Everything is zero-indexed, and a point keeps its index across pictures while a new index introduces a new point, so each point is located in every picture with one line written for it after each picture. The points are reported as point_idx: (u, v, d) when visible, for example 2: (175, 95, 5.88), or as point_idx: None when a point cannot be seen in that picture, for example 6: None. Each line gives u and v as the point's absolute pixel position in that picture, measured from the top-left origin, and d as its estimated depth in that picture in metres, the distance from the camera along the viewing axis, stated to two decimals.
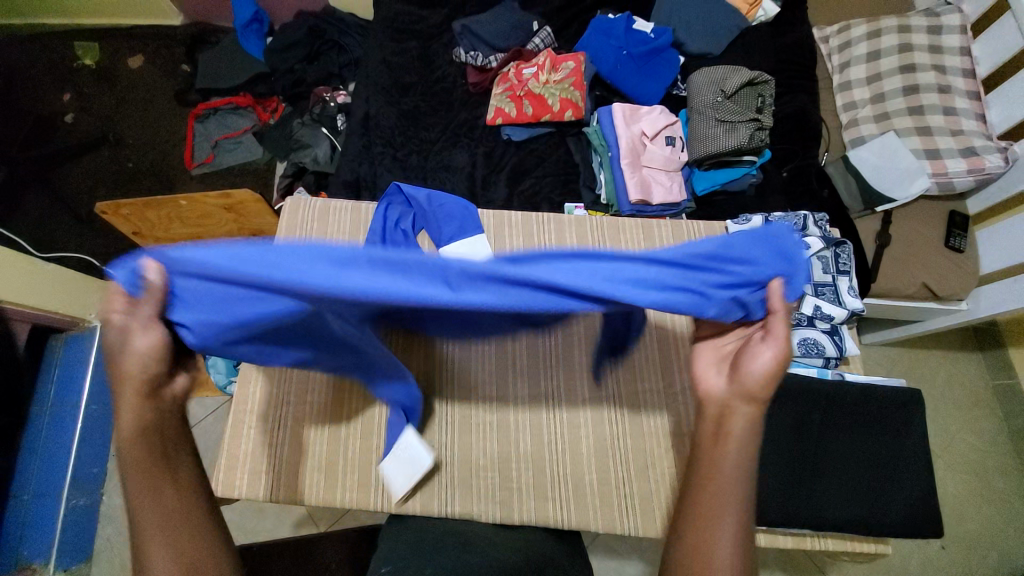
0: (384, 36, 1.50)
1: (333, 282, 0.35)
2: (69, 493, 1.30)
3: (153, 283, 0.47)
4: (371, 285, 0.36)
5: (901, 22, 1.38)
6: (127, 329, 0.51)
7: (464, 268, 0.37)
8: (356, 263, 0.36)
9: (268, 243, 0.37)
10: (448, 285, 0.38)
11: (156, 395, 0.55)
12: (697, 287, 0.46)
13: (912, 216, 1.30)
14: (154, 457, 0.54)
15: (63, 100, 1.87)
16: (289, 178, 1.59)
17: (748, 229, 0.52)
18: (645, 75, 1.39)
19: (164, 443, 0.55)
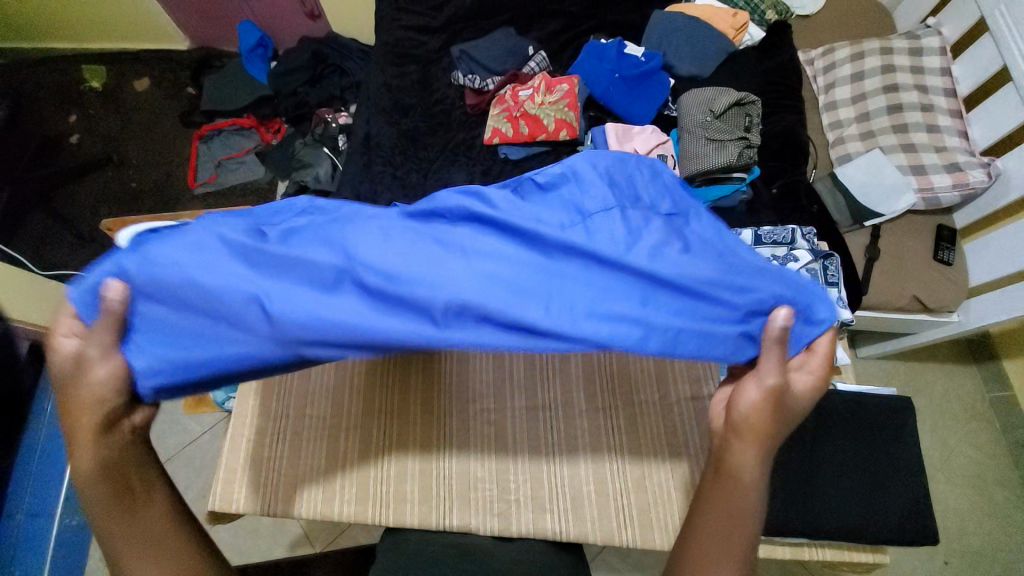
0: (385, 61, 1.56)
1: (324, 312, 0.46)
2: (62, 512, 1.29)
3: (108, 311, 0.47)
4: (358, 316, 0.46)
5: (883, 44, 1.44)
6: (87, 359, 0.49)
7: (448, 309, 0.46)
8: (344, 294, 0.47)
9: (276, 282, 0.47)
10: (438, 324, 0.46)
11: (111, 426, 0.53)
12: (699, 330, 0.50)
13: (899, 230, 1.33)
14: (121, 491, 0.55)
15: (69, 122, 1.92)
16: (291, 197, 1.63)
17: (749, 260, 0.54)
18: (637, 97, 1.44)
19: (129, 477, 0.56)
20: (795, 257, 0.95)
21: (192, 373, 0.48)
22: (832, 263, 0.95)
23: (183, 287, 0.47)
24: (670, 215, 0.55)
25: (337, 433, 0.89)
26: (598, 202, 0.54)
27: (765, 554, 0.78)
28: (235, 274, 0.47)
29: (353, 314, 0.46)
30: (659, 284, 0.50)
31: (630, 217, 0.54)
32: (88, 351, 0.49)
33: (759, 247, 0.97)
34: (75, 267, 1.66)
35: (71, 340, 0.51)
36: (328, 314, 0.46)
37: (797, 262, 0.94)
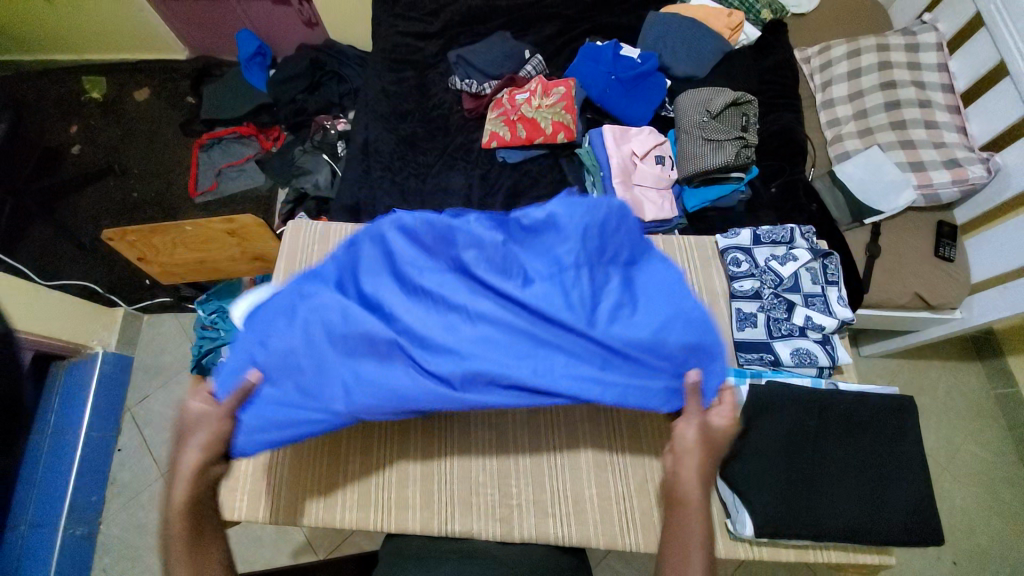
0: (382, 67, 1.56)
1: (390, 385, 0.64)
2: (67, 523, 1.30)
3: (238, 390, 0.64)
4: (413, 387, 0.64)
5: (879, 42, 1.44)
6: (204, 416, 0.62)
7: (471, 381, 0.64)
8: (403, 370, 0.65)
9: (354, 359, 0.65)
10: (464, 391, 0.65)
11: (200, 474, 0.60)
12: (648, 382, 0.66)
13: (899, 227, 1.32)
14: (192, 533, 0.59)
15: (70, 132, 1.93)
16: (291, 204, 1.63)
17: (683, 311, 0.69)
18: (634, 98, 1.44)
19: (202, 520, 0.60)
20: (795, 256, 0.93)
21: (288, 429, 0.65)
22: (831, 261, 0.94)
23: (293, 363, 0.65)
24: (628, 263, 0.71)
25: (337, 440, 0.88)
26: (570, 255, 0.68)
27: (768, 555, 0.78)
28: (320, 351, 0.66)
29: (401, 377, 0.64)
30: (618, 346, 0.66)
31: (596, 273, 0.70)
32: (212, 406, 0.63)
33: (758, 246, 0.97)
34: (78, 277, 1.67)
35: (200, 402, 0.63)
36: (393, 384, 0.64)
37: (796, 260, 0.93)
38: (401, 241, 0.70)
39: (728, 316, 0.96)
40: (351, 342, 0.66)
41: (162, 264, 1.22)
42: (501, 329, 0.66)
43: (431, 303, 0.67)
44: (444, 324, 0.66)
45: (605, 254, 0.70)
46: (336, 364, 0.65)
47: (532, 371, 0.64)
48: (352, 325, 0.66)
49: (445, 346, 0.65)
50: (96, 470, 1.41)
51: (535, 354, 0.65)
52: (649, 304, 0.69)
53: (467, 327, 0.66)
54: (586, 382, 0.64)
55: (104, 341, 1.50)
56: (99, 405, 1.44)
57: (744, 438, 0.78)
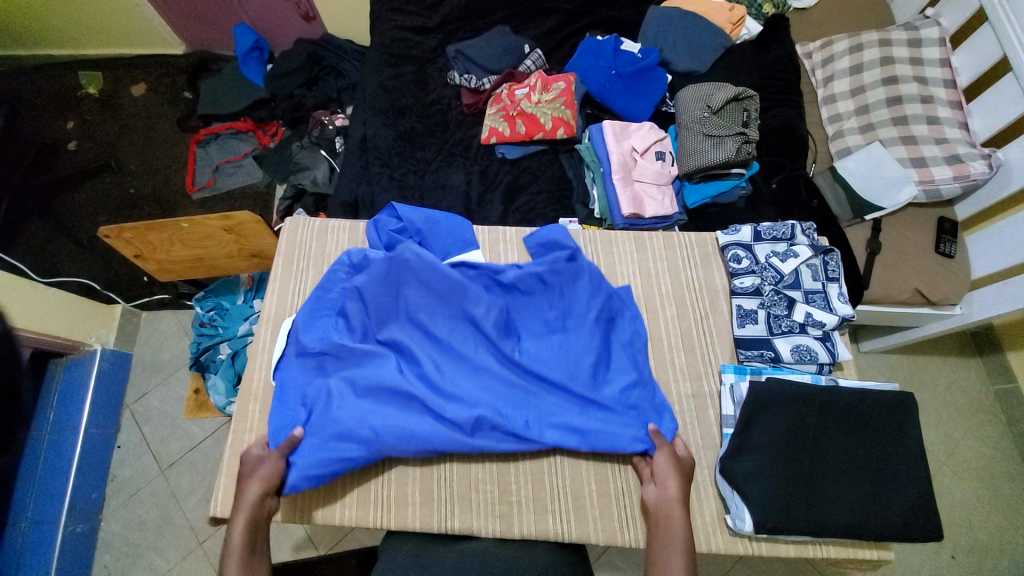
0: (381, 62, 1.55)
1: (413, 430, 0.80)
2: (66, 520, 1.31)
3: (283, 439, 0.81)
4: (431, 429, 0.80)
5: (881, 36, 1.43)
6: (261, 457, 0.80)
7: (477, 426, 0.81)
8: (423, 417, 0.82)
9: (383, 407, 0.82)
10: (471, 434, 0.81)
11: (256, 505, 0.76)
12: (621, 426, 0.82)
13: (900, 223, 1.32)
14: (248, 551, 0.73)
15: (67, 128, 1.92)
16: (289, 200, 1.62)
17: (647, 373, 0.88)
18: (634, 93, 1.43)
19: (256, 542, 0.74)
20: (795, 253, 0.93)
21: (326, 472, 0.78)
22: (832, 258, 0.94)
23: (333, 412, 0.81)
24: (606, 323, 0.90)
25: None
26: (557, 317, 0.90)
27: (767, 552, 0.78)
28: (357, 398, 0.83)
29: (423, 423, 0.81)
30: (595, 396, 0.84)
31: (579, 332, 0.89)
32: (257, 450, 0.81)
33: (758, 243, 0.96)
34: (75, 274, 1.66)
35: (257, 448, 0.81)
36: (415, 428, 0.80)
37: (797, 257, 0.92)
38: (420, 304, 0.89)
39: (728, 314, 0.96)
40: (380, 385, 0.83)
41: (159, 261, 1.21)
42: (499, 381, 0.85)
43: (446, 356, 0.87)
44: (454, 375, 0.86)
45: (582, 314, 0.90)
46: (368, 406, 0.82)
47: (526, 420, 0.82)
48: (384, 373, 0.84)
49: (458, 393, 0.84)
50: (95, 468, 1.41)
51: (528, 403, 0.84)
52: (621, 358, 0.88)
53: (474, 379, 0.85)
54: (570, 428, 0.82)
55: (102, 338, 1.49)
56: (98, 403, 1.44)
57: (743, 434, 0.79)
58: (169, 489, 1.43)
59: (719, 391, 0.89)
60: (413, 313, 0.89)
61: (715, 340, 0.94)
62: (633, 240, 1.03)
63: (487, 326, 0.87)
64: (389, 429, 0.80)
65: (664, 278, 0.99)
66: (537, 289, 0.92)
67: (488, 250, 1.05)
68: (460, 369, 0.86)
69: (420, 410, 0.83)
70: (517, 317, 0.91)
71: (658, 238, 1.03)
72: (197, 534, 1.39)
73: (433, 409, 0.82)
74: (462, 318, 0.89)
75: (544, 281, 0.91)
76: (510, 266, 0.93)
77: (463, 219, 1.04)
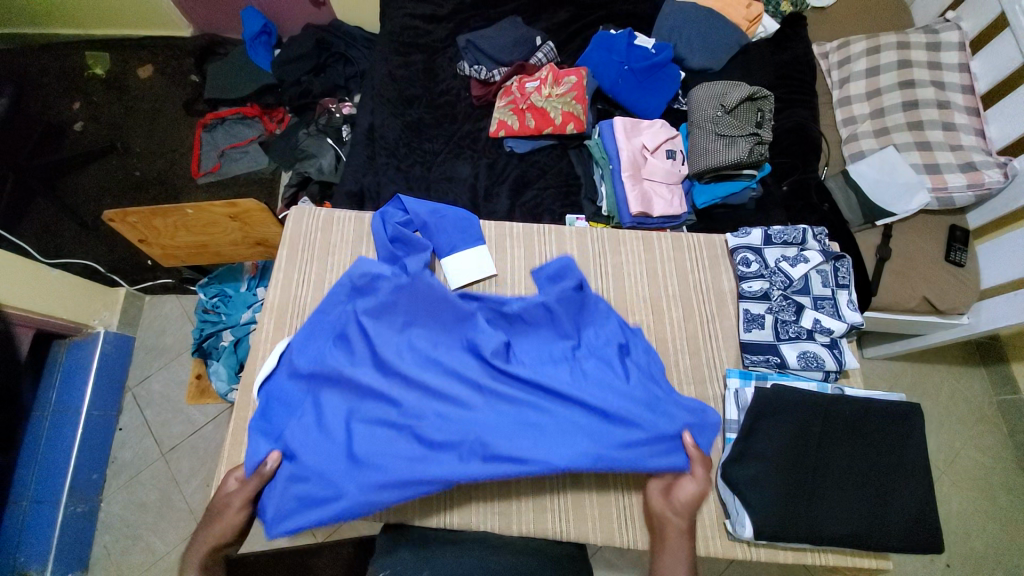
0: (390, 50, 1.53)
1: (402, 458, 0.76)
2: (67, 500, 1.32)
3: (266, 469, 0.79)
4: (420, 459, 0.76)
5: (900, 39, 1.40)
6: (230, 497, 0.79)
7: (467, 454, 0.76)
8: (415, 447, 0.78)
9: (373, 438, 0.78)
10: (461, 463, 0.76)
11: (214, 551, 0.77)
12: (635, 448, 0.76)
13: (911, 230, 1.30)
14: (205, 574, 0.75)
15: (73, 109, 1.91)
16: (294, 187, 1.61)
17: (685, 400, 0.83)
18: (647, 90, 1.41)
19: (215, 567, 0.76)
20: (806, 257, 0.92)
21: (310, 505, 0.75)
22: (843, 264, 0.92)
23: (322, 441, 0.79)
24: (623, 349, 0.86)
25: None
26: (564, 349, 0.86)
27: (766, 558, 0.78)
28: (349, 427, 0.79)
29: (413, 453, 0.77)
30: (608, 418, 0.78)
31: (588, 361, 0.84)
32: (229, 481, 0.81)
33: (769, 247, 0.94)
34: (80, 256, 1.66)
35: (234, 480, 0.81)
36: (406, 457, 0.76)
37: (807, 262, 0.91)
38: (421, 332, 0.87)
39: (735, 317, 0.95)
40: (372, 418, 0.80)
41: (164, 246, 1.20)
42: (498, 406, 0.79)
43: (445, 383, 0.81)
44: (448, 406, 0.79)
45: (591, 346, 0.86)
46: (363, 431, 0.78)
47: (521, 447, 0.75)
48: (379, 405, 0.81)
49: (451, 428, 0.78)
50: (96, 449, 1.42)
51: (527, 436, 0.76)
52: (637, 378, 0.82)
53: (467, 414, 0.78)
54: (580, 458, 0.75)
55: (105, 321, 1.49)
56: (100, 385, 1.44)
57: (745, 440, 0.78)
58: (169, 472, 1.45)
59: (722, 396, 0.88)
60: (415, 338, 0.85)
61: (721, 343, 0.93)
62: (641, 239, 1.02)
63: (489, 354, 0.83)
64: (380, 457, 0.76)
65: (672, 278, 0.99)
66: (543, 321, 0.89)
67: (494, 245, 1.04)
68: (456, 400, 0.80)
69: (412, 439, 0.78)
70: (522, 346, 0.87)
71: (667, 238, 1.02)
72: (197, 517, 1.40)
73: (427, 436, 0.77)
74: (465, 345, 0.86)
75: (550, 311, 0.87)
76: (516, 299, 0.91)
77: (468, 212, 1.03)
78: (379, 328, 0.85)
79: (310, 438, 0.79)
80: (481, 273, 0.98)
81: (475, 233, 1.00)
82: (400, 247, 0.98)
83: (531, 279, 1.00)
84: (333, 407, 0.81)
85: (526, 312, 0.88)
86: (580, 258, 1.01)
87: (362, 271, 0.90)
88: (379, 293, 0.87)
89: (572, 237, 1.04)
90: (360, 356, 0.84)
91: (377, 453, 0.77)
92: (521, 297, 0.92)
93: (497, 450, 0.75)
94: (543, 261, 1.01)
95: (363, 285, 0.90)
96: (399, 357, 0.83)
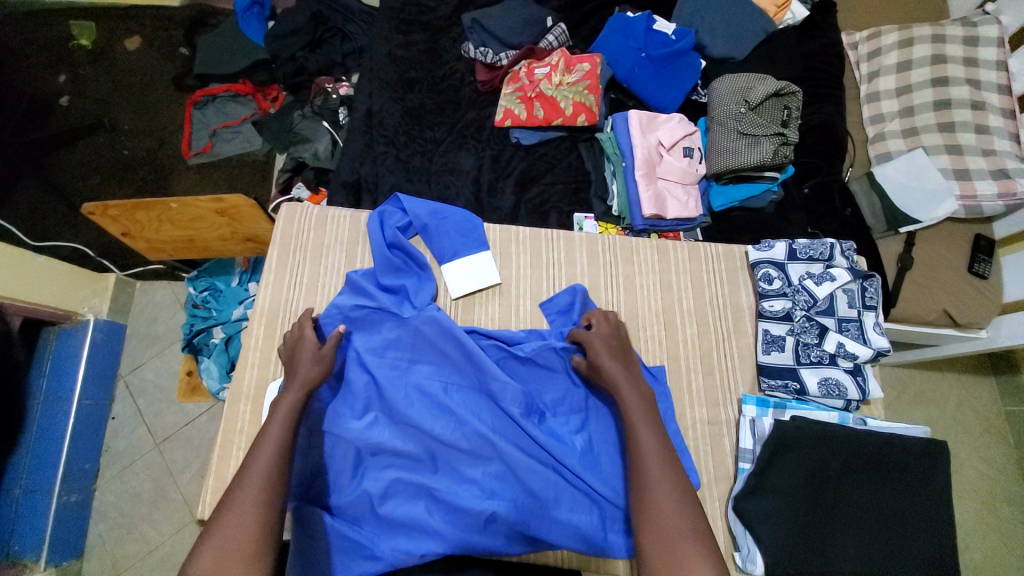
0: (389, 28, 1.43)
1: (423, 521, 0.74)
2: (60, 490, 1.29)
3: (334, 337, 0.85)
4: (443, 524, 0.74)
5: (935, 31, 1.31)
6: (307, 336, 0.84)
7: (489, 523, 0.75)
8: (435, 509, 0.76)
9: (392, 494, 0.76)
10: (482, 532, 0.75)
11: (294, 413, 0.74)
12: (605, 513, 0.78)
13: (935, 238, 1.24)
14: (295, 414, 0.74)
15: (59, 82, 1.80)
16: (288, 173, 1.56)
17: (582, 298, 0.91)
18: (665, 80, 1.31)
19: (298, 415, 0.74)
20: (832, 276, 0.86)
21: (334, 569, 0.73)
22: (871, 284, 0.86)
23: (340, 496, 0.77)
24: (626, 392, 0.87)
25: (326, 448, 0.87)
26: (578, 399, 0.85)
27: None
28: (364, 481, 0.77)
29: (435, 518, 0.75)
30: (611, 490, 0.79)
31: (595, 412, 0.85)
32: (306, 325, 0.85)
33: (792, 262, 0.88)
34: (69, 238, 1.60)
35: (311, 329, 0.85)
36: (428, 523, 0.74)
37: (833, 281, 0.85)
38: (433, 375, 0.83)
39: (753, 337, 0.90)
40: (391, 472, 0.77)
41: (149, 240, 1.13)
42: (515, 467, 0.77)
43: (459, 438, 0.78)
44: (467, 463, 0.78)
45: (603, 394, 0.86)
46: (382, 486, 0.76)
47: (542, 514, 0.76)
48: (397, 459, 0.78)
49: (475, 481, 0.77)
50: (89, 439, 1.39)
51: (547, 502, 0.77)
52: None
53: (491, 465, 0.78)
54: (590, 537, 0.76)
55: (95, 309, 1.45)
56: (91, 376, 1.40)
57: (760, 474, 0.74)
58: (164, 461, 1.42)
59: (736, 421, 0.83)
60: (426, 383, 0.82)
61: (737, 363, 0.88)
62: (655, 248, 0.96)
63: (506, 404, 0.81)
64: (401, 519, 0.75)
65: (687, 291, 0.93)
66: (557, 364, 0.86)
67: (498, 251, 0.97)
68: (476, 451, 0.78)
69: (431, 501, 0.76)
70: (534, 389, 0.85)
71: (683, 248, 0.96)
72: (192, 507, 1.38)
73: (447, 497, 0.75)
74: (478, 387, 0.83)
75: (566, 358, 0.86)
76: (528, 337, 0.88)
77: (472, 214, 0.98)
78: (385, 371, 0.82)
79: (329, 490, 0.78)
80: (484, 281, 0.93)
81: (479, 239, 0.95)
82: (401, 252, 0.93)
83: (537, 313, 0.93)
84: (343, 452, 0.79)
85: (537, 357, 0.86)
86: (590, 267, 0.95)
87: (360, 303, 0.88)
88: (381, 330, 0.87)
89: (581, 245, 0.98)
90: (372, 404, 0.82)
91: (403, 509, 0.75)
92: (532, 335, 0.89)
93: (522, 506, 0.76)
94: (551, 295, 0.94)
95: (355, 312, 0.88)
96: (411, 405, 0.80)
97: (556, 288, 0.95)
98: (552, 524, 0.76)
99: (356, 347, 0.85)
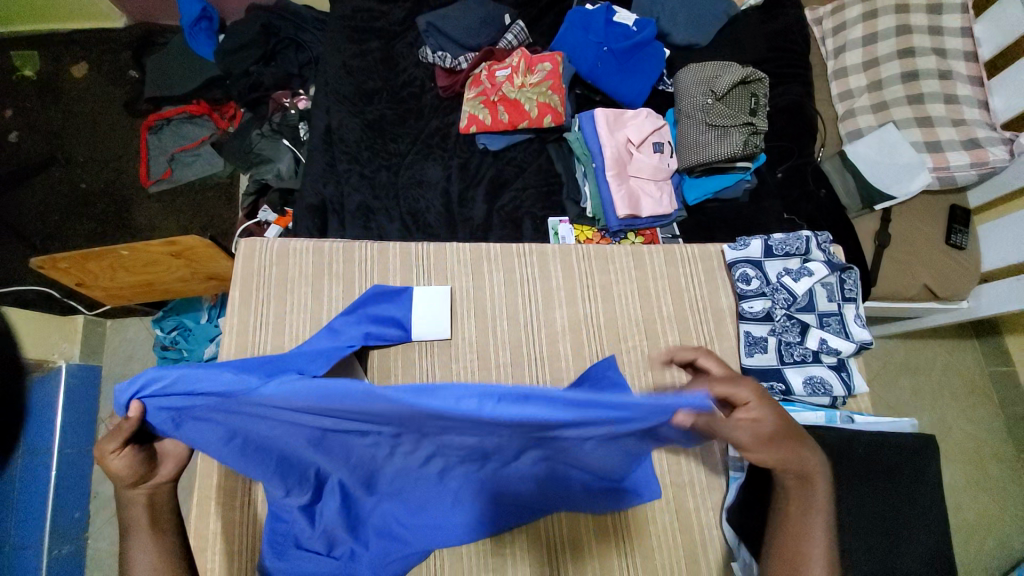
0: (342, 38, 1.36)
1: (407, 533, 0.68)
2: (52, 541, 1.24)
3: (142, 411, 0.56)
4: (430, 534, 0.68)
5: (899, 1, 1.29)
6: (104, 456, 0.58)
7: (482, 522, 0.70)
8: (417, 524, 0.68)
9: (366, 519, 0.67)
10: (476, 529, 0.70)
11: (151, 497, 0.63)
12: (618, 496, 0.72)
13: (912, 213, 1.23)
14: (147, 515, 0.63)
15: (5, 118, 1.70)
16: (253, 196, 1.50)
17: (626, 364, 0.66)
18: (628, 73, 1.28)
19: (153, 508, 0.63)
20: (810, 271, 0.85)
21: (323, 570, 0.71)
22: (849, 276, 0.86)
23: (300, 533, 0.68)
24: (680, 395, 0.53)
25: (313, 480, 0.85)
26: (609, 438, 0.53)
27: None
28: (326, 517, 0.65)
29: (421, 530, 0.68)
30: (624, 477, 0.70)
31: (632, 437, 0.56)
32: (106, 449, 0.58)
33: (769, 259, 0.88)
34: (32, 281, 1.51)
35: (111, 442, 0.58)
36: (413, 535, 0.68)
37: (811, 276, 0.84)
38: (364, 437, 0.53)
39: (735, 338, 0.89)
40: (356, 503, 0.65)
41: (105, 288, 1.10)
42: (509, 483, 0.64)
43: (429, 477, 0.60)
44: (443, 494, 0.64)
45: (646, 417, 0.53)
46: (354, 516, 0.66)
47: (541, 502, 0.71)
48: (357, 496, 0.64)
49: (459, 501, 0.66)
50: (76, 490, 1.33)
51: (550, 497, 0.69)
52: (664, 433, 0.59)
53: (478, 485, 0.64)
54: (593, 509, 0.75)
55: (66, 353, 1.38)
56: (70, 424, 1.34)
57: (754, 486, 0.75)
58: None
59: None
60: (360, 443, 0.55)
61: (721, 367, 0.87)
62: (631, 256, 0.95)
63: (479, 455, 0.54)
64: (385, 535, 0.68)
65: (666, 297, 0.92)
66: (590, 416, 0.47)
67: (471, 271, 0.94)
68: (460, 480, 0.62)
69: (413, 519, 0.67)
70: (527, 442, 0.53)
71: (658, 252, 0.95)
72: None
73: (429, 515, 0.67)
74: (441, 447, 0.55)
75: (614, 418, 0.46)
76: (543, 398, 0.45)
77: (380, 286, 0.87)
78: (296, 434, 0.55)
79: (295, 523, 0.67)
80: (442, 324, 0.88)
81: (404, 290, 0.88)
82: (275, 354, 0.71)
83: (515, 332, 0.90)
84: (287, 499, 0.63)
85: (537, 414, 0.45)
86: (566, 281, 0.93)
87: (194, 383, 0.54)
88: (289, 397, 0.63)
89: (556, 258, 0.95)
90: (297, 462, 0.59)
91: (384, 526, 0.68)
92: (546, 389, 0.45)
93: (520, 502, 0.69)
94: (527, 312, 0.91)
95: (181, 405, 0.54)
96: (351, 458, 0.58)
97: (533, 304, 0.92)
98: (556, 502, 0.72)
99: (225, 426, 0.55)
